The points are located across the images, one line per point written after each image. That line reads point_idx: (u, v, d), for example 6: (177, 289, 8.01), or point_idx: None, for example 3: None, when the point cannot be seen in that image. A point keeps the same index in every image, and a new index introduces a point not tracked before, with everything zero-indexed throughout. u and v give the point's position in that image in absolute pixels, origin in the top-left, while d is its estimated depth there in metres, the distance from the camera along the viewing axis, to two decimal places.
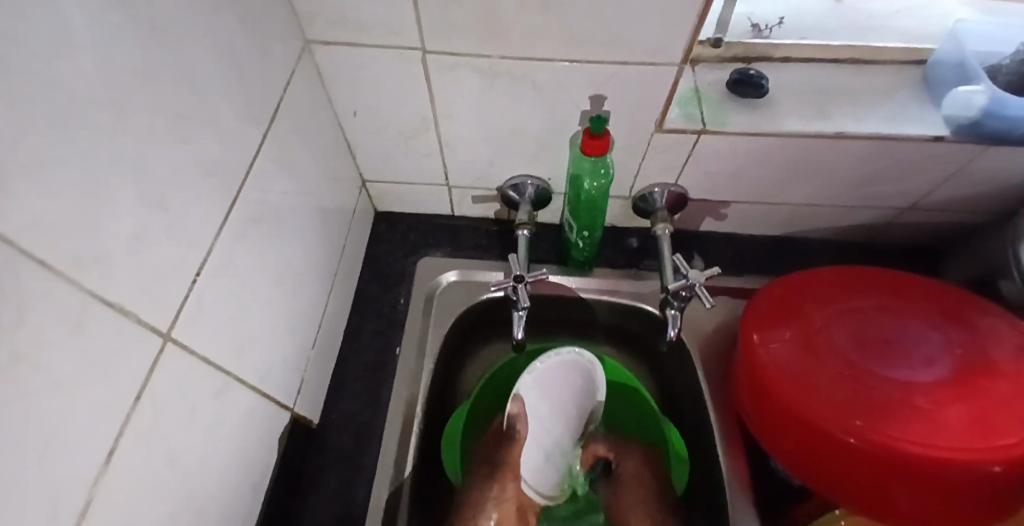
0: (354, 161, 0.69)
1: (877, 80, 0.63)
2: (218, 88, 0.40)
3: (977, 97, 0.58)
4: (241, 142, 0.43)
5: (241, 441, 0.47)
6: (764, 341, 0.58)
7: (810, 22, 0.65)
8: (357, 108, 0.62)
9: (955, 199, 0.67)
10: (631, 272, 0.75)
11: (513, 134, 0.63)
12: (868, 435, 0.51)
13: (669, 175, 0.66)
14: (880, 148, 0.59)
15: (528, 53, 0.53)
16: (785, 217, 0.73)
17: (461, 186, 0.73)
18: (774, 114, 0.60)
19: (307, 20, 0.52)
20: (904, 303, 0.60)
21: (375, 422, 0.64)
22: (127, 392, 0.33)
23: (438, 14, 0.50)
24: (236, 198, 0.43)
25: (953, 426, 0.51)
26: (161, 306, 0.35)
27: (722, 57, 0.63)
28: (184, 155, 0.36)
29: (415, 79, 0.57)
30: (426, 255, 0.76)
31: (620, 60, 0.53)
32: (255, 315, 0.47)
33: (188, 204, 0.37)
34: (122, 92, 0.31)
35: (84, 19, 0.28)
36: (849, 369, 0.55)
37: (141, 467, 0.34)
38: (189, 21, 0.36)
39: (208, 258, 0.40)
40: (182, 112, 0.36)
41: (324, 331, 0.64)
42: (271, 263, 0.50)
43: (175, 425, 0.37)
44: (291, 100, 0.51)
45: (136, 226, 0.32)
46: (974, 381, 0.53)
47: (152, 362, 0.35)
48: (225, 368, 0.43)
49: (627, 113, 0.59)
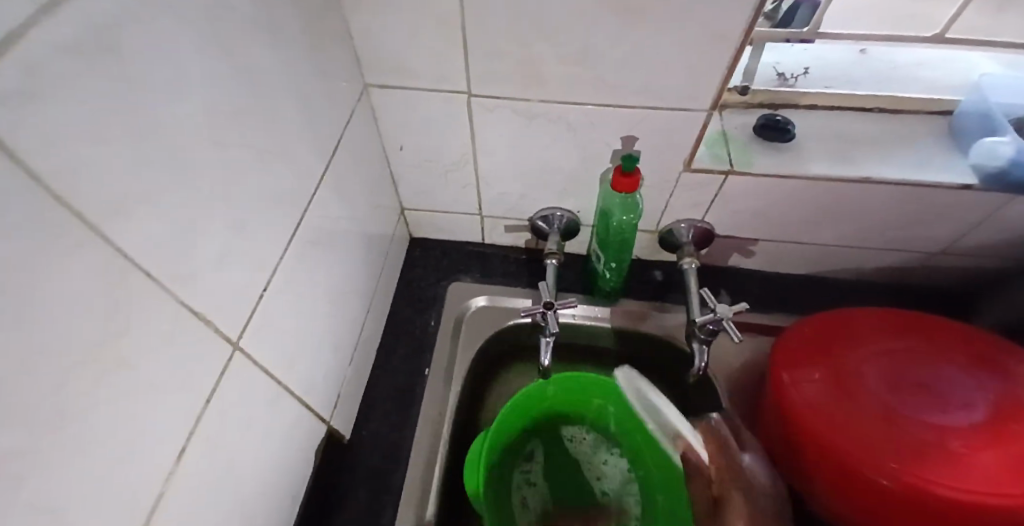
0: (395, 191, 0.73)
1: (901, 127, 0.66)
2: (292, 126, 0.45)
3: (1003, 148, 0.59)
4: (307, 174, 0.48)
5: (287, 450, 0.50)
6: (794, 381, 0.59)
7: (835, 71, 0.67)
8: (404, 143, 0.66)
9: (986, 246, 0.68)
10: (657, 305, 0.76)
11: (549, 170, 0.66)
12: (902, 478, 0.51)
13: (696, 211, 0.69)
14: (907, 194, 0.61)
15: (566, 97, 0.57)
16: (812, 257, 0.74)
17: (494, 216, 0.76)
18: (800, 157, 0.62)
19: (367, 65, 0.57)
20: (937, 347, 0.60)
21: (405, 443, 0.66)
22: (200, 396, 0.36)
23: (485, 61, 0.54)
24: (299, 224, 0.47)
25: (990, 473, 0.50)
26: (233, 319, 0.39)
27: (748, 104, 0.66)
28: (261, 187, 0.41)
29: (459, 118, 0.61)
30: (458, 281, 0.79)
31: (653, 105, 0.57)
32: (305, 331, 0.51)
33: (260, 231, 0.41)
34: (218, 132, 0.35)
35: (195, 70, 0.32)
36: (881, 410, 0.55)
37: (205, 471, 0.37)
38: (275, 72, 0.41)
39: (273, 278, 0.44)
40: (263, 149, 0.40)
41: (361, 349, 0.67)
42: (322, 283, 0.54)
43: (233, 435, 0.40)
44: (348, 135, 0.56)
45: (218, 248, 0.36)
46: (1013, 428, 0.53)
47: (223, 367, 0.38)
48: (278, 380, 0.47)
49: (659, 152, 0.62)
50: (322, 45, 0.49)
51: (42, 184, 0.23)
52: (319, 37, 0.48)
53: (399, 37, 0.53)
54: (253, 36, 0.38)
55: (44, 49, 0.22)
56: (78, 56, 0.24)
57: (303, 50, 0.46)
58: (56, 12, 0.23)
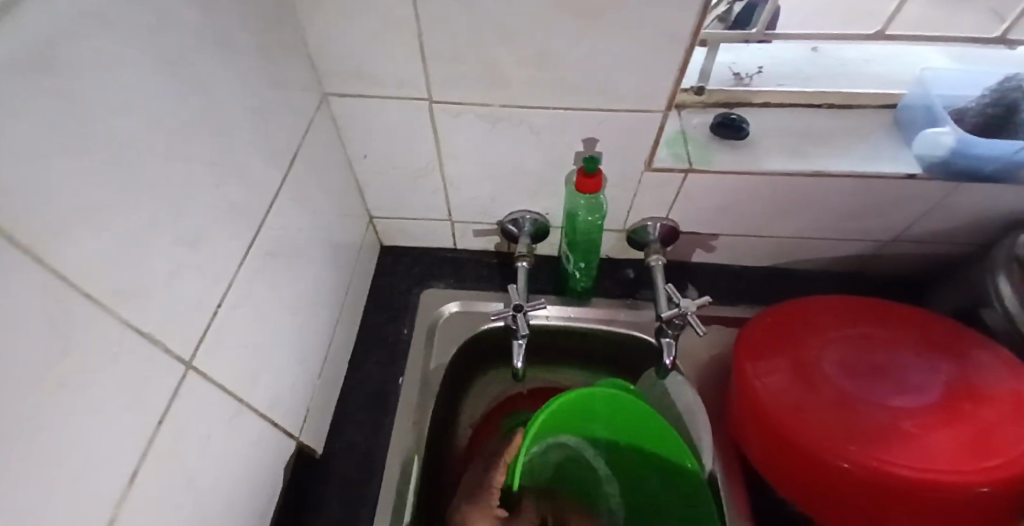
0: (361, 199, 0.73)
1: (851, 122, 0.68)
2: (247, 138, 0.44)
3: (945, 138, 0.62)
4: (265, 185, 0.47)
5: (252, 465, 0.49)
6: (759, 373, 0.60)
7: (788, 70, 0.69)
8: (367, 151, 0.66)
9: (934, 233, 0.71)
10: (627, 303, 0.77)
11: (513, 173, 0.67)
12: (863, 461, 0.53)
13: (660, 209, 0.70)
14: (857, 186, 0.63)
15: (526, 101, 0.58)
16: (774, 250, 0.76)
17: (463, 221, 0.76)
18: (756, 154, 0.64)
19: (326, 73, 0.56)
20: (893, 333, 0.62)
21: (377, 452, 0.65)
22: (154, 414, 0.35)
23: (443, 67, 0.55)
24: (258, 236, 0.47)
25: (943, 450, 0.52)
26: (188, 334, 0.38)
27: (706, 103, 0.68)
28: (215, 199, 0.40)
29: (421, 124, 0.61)
30: (429, 287, 0.79)
31: (610, 107, 0.58)
32: (269, 344, 0.50)
33: (215, 244, 0.40)
34: (167, 145, 0.35)
35: (140, 84, 0.32)
36: (841, 397, 0.57)
37: (162, 491, 0.36)
38: (228, 84, 0.41)
39: (231, 291, 0.43)
40: (216, 161, 0.40)
41: (331, 361, 0.67)
42: (286, 295, 0.53)
43: (192, 450, 0.40)
44: (308, 144, 0.56)
45: (169, 262, 0.35)
46: (960, 406, 0.55)
47: (179, 383, 0.37)
48: (239, 394, 0.46)
49: (619, 153, 0.63)
50: (277, 55, 0.48)
51: None
52: (274, 47, 0.48)
53: (357, 45, 0.53)
54: (202, 49, 0.38)
55: None
56: (15, 73, 0.24)
57: (258, 60, 0.45)
58: None
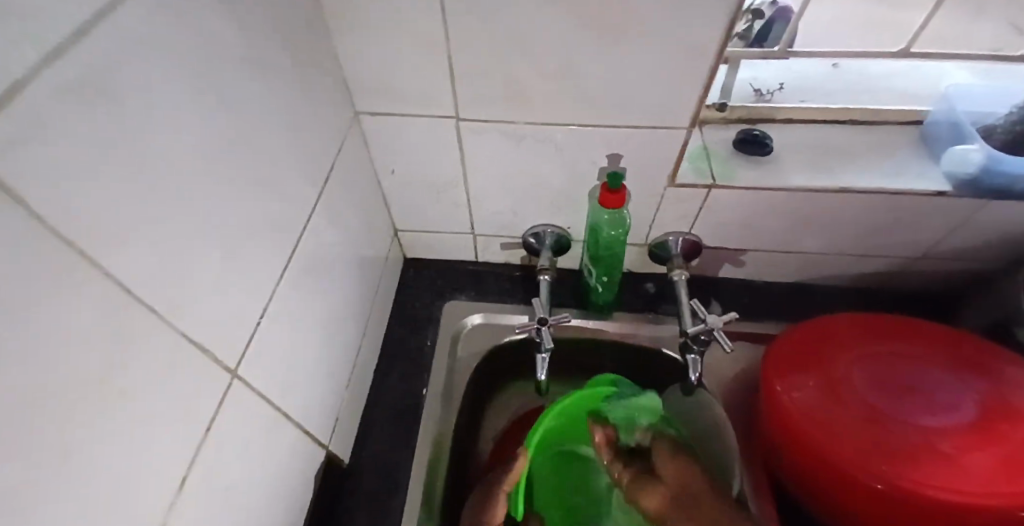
0: (388, 214, 0.75)
1: (875, 138, 0.68)
2: (285, 157, 0.46)
3: (973, 155, 0.61)
4: (301, 201, 0.49)
5: (286, 474, 0.50)
6: (786, 390, 0.60)
7: (810, 86, 0.70)
8: (395, 167, 0.68)
9: (965, 248, 0.69)
10: (650, 317, 0.77)
11: (537, 188, 0.68)
12: (897, 482, 0.52)
13: (683, 224, 0.70)
14: (885, 202, 0.63)
15: (551, 119, 0.59)
16: (799, 265, 0.75)
17: (487, 235, 0.78)
18: (779, 169, 0.64)
19: (357, 93, 0.59)
20: (924, 351, 0.61)
21: (403, 463, 0.66)
22: (200, 423, 0.36)
23: (471, 86, 0.56)
24: (294, 249, 0.48)
25: (981, 472, 0.51)
26: (231, 345, 0.40)
27: (728, 119, 0.69)
28: (256, 215, 0.42)
29: (448, 140, 0.63)
30: (452, 300, 0.80)
31: (634, 124, 0.58)
32: (302, 355, 0.52)
33: (256, 257, 0.42)
34: (215, 164, 0.36)
35: (192, 107, 0.34)
36: (872, 415, 0.56)
37: (205, 497, 0.38)
38: (268, 106, 0.43)
39: (269, 303, 0.44)
40: (257, 179, 0.42)
41: (358, 372, 0.68)
42: (318, 307, 0.55)
43: (233, 458, 0.41)
44: (341, 161, 0.58)
45: (215, 276, 0.37)
46: (998, 426, 0.54)
47: (221, 393, 0.39)
48: (275, 403, 0.47)
49: (643, 168, 0.63)
50: (313, 78, 0.51)
51: (47, 226, 0.24)
52: (310, 70, 0.50)
53: (386, 65, 0.55)
54: (244, 72, 0.40)
55: (48, 93, 0.24)
56: (79, 99, 0.26)
57: (296, 82, 0.47)
58: (58, 59, 0.24)
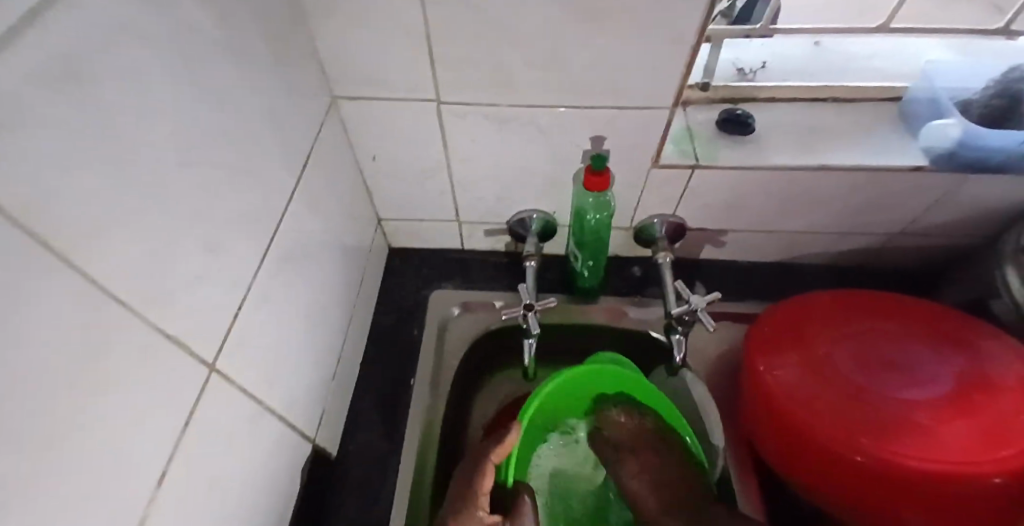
0: (371, 202, 0.73)
1: (856, 116, 0.68)
2: (261, 144, 0.45)
3: (951, 130, 0.62)
4: (279, 189, 0.48)
5: (271, 467, 0.50)
6: (771, 368, 0.60)
7: (790, 65, 0.70)
8: (376, 154, 0.66)
9: (942, 225, 0.71)
10: (636, 300, 0.77)
11: (521, 173, 0.67)
12: (878, 455, 0.53)
13: (667, 206, 0.70)
14: (866, 180, 0.64)
15: (534, 101, 0.58)
16: (782, 245, 0.76)
17: (472, 221, 0.77)
18: (762, 149, 0.64)
19: (335, 78, 0.57)
20: (904, 327, 0.62)
21: (392, 453, 0.66)
22: (178, 419, 0.35)
23: (452, 70, 0.55)
24: (273, 239, 0.47)
25: (958, 443, 0.52)
26: (209, 338, 0.39)
27: (711, 100, 0.68)
28: (234, 204, 0.41)
29: (429, 126, 0.62)
30: (438, 288, 0.79)
31: (618, 106, 0.58)
32: (285, 347, 0.51)
33: (234, 247, 0.41)
34: (188, 151, 0.35)
35: (162, 93, 0.33)
36: (854, 390, 0.57)
37: (188, 493, 0.37)
38: (242, 91, 0.42)
39: (249, 294, 0.43)
40: (233, 167, 0.41)
41: (344, 363, 0.67)
42: (300, 298, 0.54)
43: (216, 453, 0.40)
44: (319, 148, 0.56)
45: (192, 268, 0.36)
46: (974, 398, 0.55)
47: (200, 387, 0.38)
48: (258, 396, 0.46)
49: (627, 150, 0.63)
50: (289, 62, 0.49)
51: (10, 220, 0.23)
52: (286, 53, 0.48)
53: (364, 49, 0.54)
54: (216, 57, 0.39)
55: (11, 81, 0.22)
56: (43, 87, 0.24)
57: (270, 67, 0.46)
58: (19, 42, 0.23)
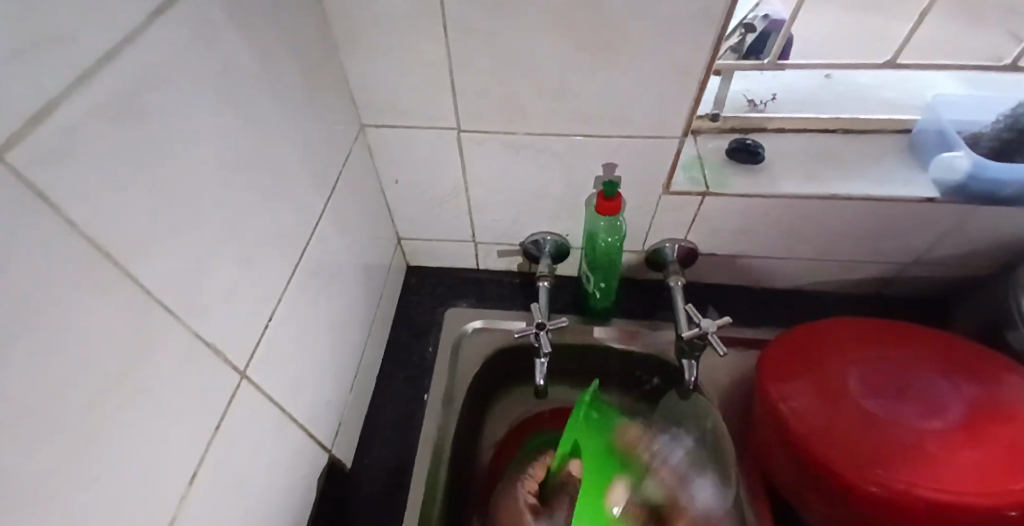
0: (392, 222, 0.76)
1: (865, 147, 0.69)
2: (294, 169, 0.48)
3: (959, 162, 0.63)
4: (308, 211, 0.51)
5: (291, 475, 0.52)
6: (781, 393, 0.61)
7: (799, 98, 0.72)
8: (399, 178, 0.70)
9: (956, 254, 0.71)
10: (648, 323, 0.79)
11: (536, 197, 0.70)
12: (890, 482, 0.53)
13: (679, 231, 0.72)
14: (876, 208, 0.65)
15: (549, 130, 0.61)
16: (794, 270, 0.77)
17: (488, 243, 0.79)
18: (772, 178, 0.66)
19: (363, 107, 0.61)
20: (916, 355, 0.63)
21: (406, 468, 0.67)
22: (210, 422, 0.38)
23: (472, 99, 0.58)
24: (301, 257, 0.50)
25: (970, 472, 0.52)
26: (241, 348, 0.41)
27: (721, 130, 0.70)
28: (267, 224, 0.44)
29: (450, 151, 0.65)
30: (454, 306, 0.82)
31: (630, 134, 0.60)
32: (308, 360, 0.53)
33: (265, 262, 0.44)
34: (229, 175, 0.38)
35: (210, 123, 0.36)
36: (864, 418, 0.57)
37: (214, 494, 0.39)
38: (278, 119, 0.45)
39: (277, 309, 0.46)
40: (267, 190, 0.44)
41: (361, 377, 0.69)
42: (324, 313, 0.56)
43: (242, 459, 0.42)
44: (346, 171, 0.60)
45: (228, 282, 0.39)
46: (987, 428, 0.55)
47: (232, 393, 0.40)
48: (282, 406, 0.49)
49: (639, 177, 0.65)
50: (321, 93, 0.53)
51: (76, 230, 0.26)
52: (319, 86, 0.52)
53: (389, 80, 0.57)
54: (260, 92, 0.42)
55: (78, 116, 0.26)
56: (110, 118, 0.28)
57: (305, 98, 0.50)
58: (89, 79, 0.26)
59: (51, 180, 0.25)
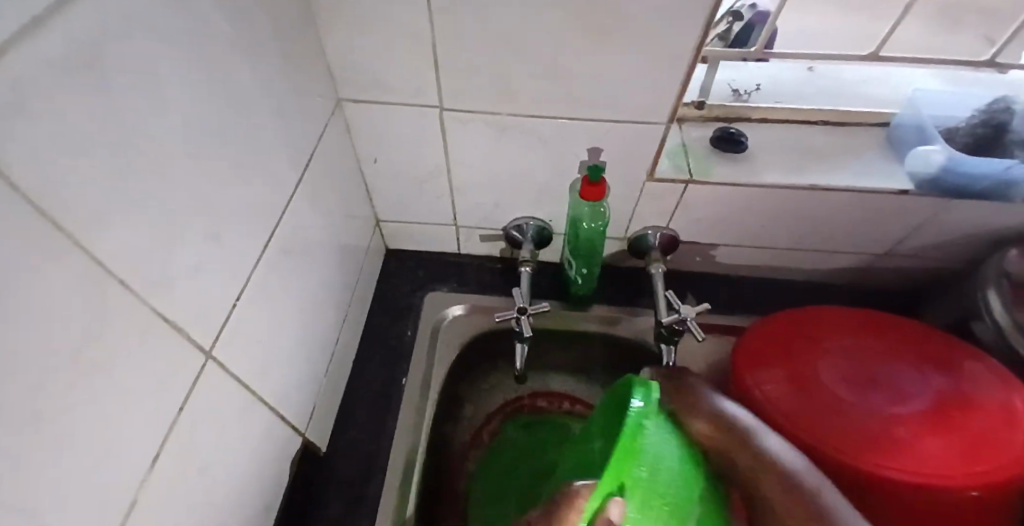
0: (370, 202, 0.75)
1: (845, 140, 0.70)
2: (267, 143, 0.46)
3: (935, 156, 0.64)
4: (282, 187, 0.49)
5: (259, 458, 0.51)
6: (755, 379, 0.62)
7: (784, 88, 0.72)
8: (378, 156, 0.68)
9: (928, 247, 0.73)
10: (627, 309, 0.78)
11: (518, 179, 0.68)
12: (860, 465, 0.53)
13: (661, 218, 0.72)
14: (854, 199, 0.65)
15: (532, 111, 0.60)
16: (772, 259, 0.77)
17: (468, 226, 0.78)
18: (753, 167, 0.66)
19: (342, 81, 0.59)
20: (887, 347, 0.64)
21: (380, 452, 0.66)
22: (172, 404, 0.36)
23: (454, 77, 0.57)
24: (273, 235, 0.48)
25: (938, 457, 0.53)
26: (207, 327, 0.40)
27: (705, 118, 0.70)
28: (237, 198, 0.42)
29: (431, 131, 0.63)
30: (433, 290, 0.80)
31: (615, 118, 0.60)
32: (279, 341, 0.52)
33: (235, 238, 0.42)
34: (196, 145, 0.36)
35: (175, 89, 0.34)
36: (836, 404, 0.58)
37: (176, 478, 0.38)
38: (251, 88, 0.43)
39: (247, 288, 0.45)
40: (238, 162, 0.42)
41: (336, 359, 0.68)
42: (297, 294, 0.55)
43: (206, 442, 0.41)
44: (323, 147, 0.58)
45: (193, 258, 0.37)
46: (952, 416, 0.56)
47: (196, 373, 0.39)
48: (250, 387, 0.47)
49: (623, 163, 0.65)
50: (297, 63, 0.50)
51: (22, 195, 0.24)
52: (295, 56, 0.50)
53: (371, 54, 0.56)
54: (232, 58, 0.40)
55: (30, 72, 0.24)
56: (66, 76, 0.26)
57: (280, 69, 0.47)
58: (42, 31, 0.24)
59: None
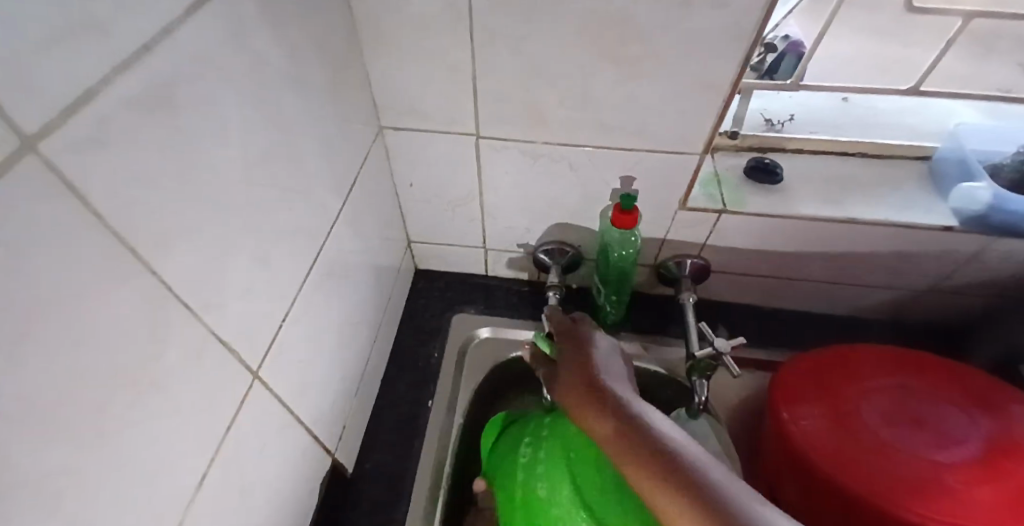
0: (404, 225, 0.76)
1: (884, 171, 0.69)
2: (314, 169, 0.48)
3: (982, 193, 0.62)
4: (325, 210, 0.51)
5: (295, 477, 0.51)
6: (793, 418, 0.60)
7: (818, 119, 0.71)
8: (413, 181, 0.70)
9: (974, 282, 0.70)
10: (658, 339, 0.78)
11: (551, 205, 0.69)
12: (906, 513, 0.51)
13: (693, 247, 0.71)
14: (893, 234, 0.64)
15: (567, 140, 0.60)
16: (807, 291, 0.76)
17: (498, 249, 0.79)
18: (788, 198, 0.66)
19: (383, 109, 0.61)
20: (931, 386, 0.61)
21: (408, 474, 0.66)
22: (220, 422, 0.37)
23: (492, 106, 0.58)
24: (316, 257, 0.50)
25: (986, 507, 0.51)
26: (254, 347, 0.41)
27: (738, 148, 0.70)
28: (285, 221, 0.44)
29: (468, 156, 0.64)
30: (461, 312, 0.81)
31: (649, 148, 0.60)
32: (317, 361, 0.53)
33: (282, 261, 0.44)
34: (251, 171, 0.38)
35: (237, 121, 0.36)
36: (879, 446, 0.56)
37: (221, 495, 0.39)
38: (300, 118, 0.45)
39: (291, 308, 0.46)
40: (286, 188, 0.43)
41: (367, 379, 0.69)
42: (335, 314, 0.56)
43: (249, 459, 0.42)
44: (364, 172, 0.60)
45: (244, 280, 0.38)
46: (1003, 462, 0.54)
47: (243, 393, 0.40)
48: (290, 407, 0.48)
49: (656, 192, 0.65)
50: (343, 93, 0.53)
51: (102, 221, 0.26)
52: (342, 87, 0.52)
53: (411, 83, 0.58)
54: (285, 89, 0.42)
55: (111, 106, 0.26)
56: (145, 110, 0.28)
57: (328, 99, 0.50)
58: (126, 72, 0.26)
59: (80, 171, 0.24)
